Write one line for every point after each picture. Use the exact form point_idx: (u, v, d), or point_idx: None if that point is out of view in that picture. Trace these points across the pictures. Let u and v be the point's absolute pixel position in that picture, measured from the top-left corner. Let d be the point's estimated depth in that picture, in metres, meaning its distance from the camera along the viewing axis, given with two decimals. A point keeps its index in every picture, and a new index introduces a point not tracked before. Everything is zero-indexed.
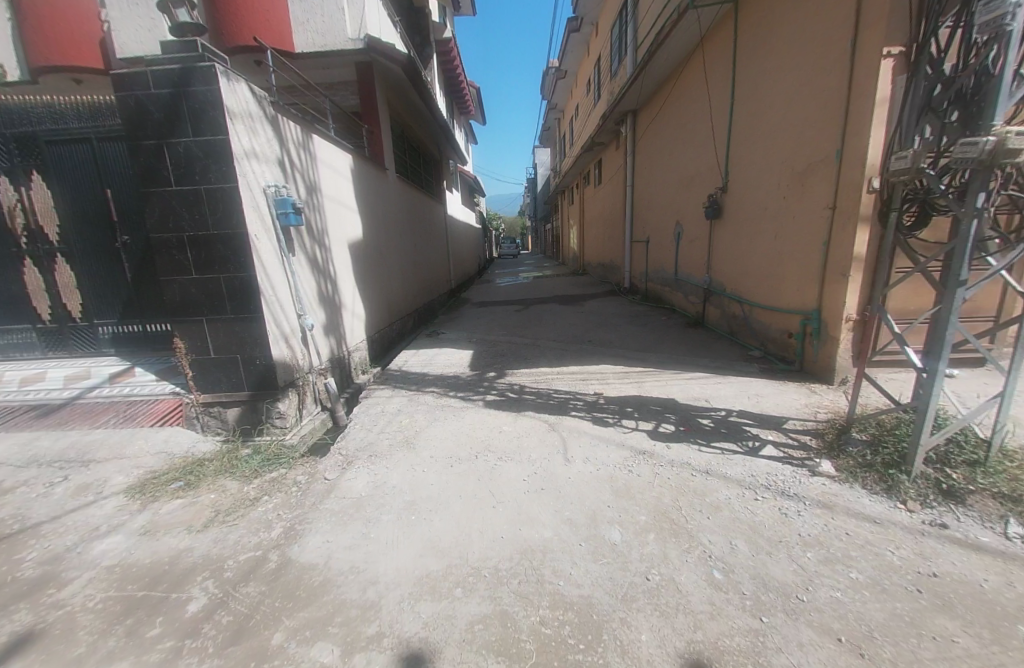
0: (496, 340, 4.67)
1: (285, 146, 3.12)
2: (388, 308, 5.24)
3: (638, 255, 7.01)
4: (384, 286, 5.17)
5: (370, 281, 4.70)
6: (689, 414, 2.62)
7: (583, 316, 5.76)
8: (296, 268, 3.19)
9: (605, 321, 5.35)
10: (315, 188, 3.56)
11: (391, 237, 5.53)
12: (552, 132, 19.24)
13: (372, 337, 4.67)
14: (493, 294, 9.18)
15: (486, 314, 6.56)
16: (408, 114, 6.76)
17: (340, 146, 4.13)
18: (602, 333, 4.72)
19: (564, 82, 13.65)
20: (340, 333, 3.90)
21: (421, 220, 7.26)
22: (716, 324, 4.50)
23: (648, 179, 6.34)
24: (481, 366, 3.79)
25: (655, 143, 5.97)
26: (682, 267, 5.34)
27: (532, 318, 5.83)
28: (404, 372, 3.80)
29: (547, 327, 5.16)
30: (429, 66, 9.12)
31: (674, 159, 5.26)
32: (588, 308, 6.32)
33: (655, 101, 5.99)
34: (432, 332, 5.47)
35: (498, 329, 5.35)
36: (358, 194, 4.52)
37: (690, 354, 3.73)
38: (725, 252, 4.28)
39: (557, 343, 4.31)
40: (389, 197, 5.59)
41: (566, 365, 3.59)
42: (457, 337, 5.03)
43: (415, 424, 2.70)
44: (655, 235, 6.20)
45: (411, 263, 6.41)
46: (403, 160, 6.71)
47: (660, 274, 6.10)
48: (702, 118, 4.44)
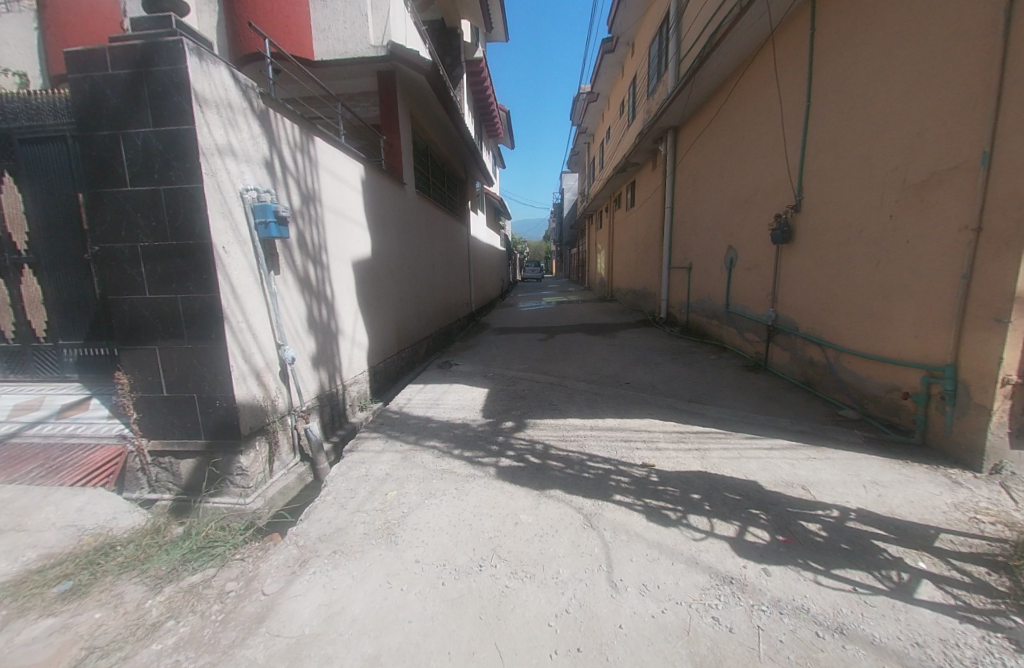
0: (516, 378, 4.00)
1: (275, 147, 2.67)
2: (397, 334, 4.71)
3: (678, 283, 6.28)
4: (395, 310, 4.65)
5: (377, 305, 4.18)
6: (786, 513, 1.83)
7: (616, 350, 5.03)
8: (279, 288, 2.69)
9: (643, 358, 4.59)
10: (314, 198, 3.09)
11: (406, 257, 5.06)
12: (580, 157, 19.09)
13: (376, 368, 4.11)
14: (515, 320, 8.57)
15: (506, 343, 5.93)
16: (433, 130, 6.47)
17: (350, 155, 3.71)
18: (642, 374, 3.97)
19: (595, 106, 13.40)
20: (335, 365, 3.34)
21: (441, 240, 6.83)
22: (784, 370, 3.68)
23: (693, 200, 5.68)
24: (496, 412, 3.12)
25: (702, 160, 5.34)
26: (736, 299, 4.57)
27: (558, 351, 5.15)
28: (404, 415, 3.16)
29: (576, 363, 4.46)
30: (459, 85, 9.01)
31: (727, 176, 4.60)
32: (622, 341, 5.59)
33: (702, 115, 5.42)
34: (445, 362, 4.86)
35: (518, 362, 4.69)
36: (370, 208, 4.07)
37: (761, 412, 2.93)
38: (797, 283, 3.52)
39: (587, 386, 3.60)
40: (406, 214, 5.15)
41: (601, 419, 2.87)
42: (471, 371, 4.39)
43: (404, 499, 2.04)
44: (700, 262, 5.49)
45: (428, 285, 5.93)
46: (424, 175, 6.36)
47: (707, 306, 5.32)
48: (768, 125, 3.79)
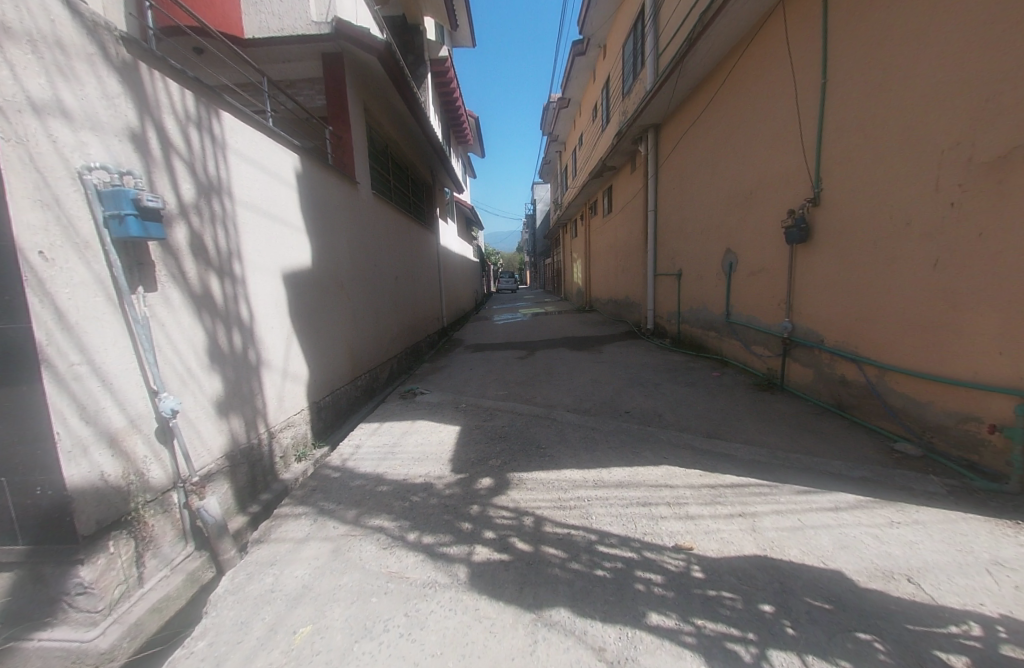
0: (494, 409, 3.27)
1: (149, 115, 1.90)
2: (349, 359, 3.91)
3: (665, 291, 5.79)
4: (345, 331, 3.87)
5: (320, 326, 3.40)
6: (910, 639, 1.20)
7: (607, 369, 4.41)
8: (158, 312, 1.89)
9: (641, 378, 3.97)
10: (220, 190, 2.33)
11: (359, 267, 4.30)
12: (552, 166, 18.84)
13: (320, 404, 3.32)
14: (491, 334, 7.88)
15: (480, 363, 5.19)
16: (392, 125, 5.82)
17: (279, 141, 2.96)
18: (644, 400, 3.34)
19: (566, 113, 13.13)
20: (256, 408, 2.54)
21: (405, 248, 6.09)
22: (808, 391, 3.15)
23: (680, 202, 5.24)
24: (469, 463, 2.39)
25: (691, 158, 4.91)
26: (736, 308, 4.08)
27: (541, 372, 4.47)
28: (343, 472, 2.37)
29: (564, 388, 3.79)
30: (424, 86, 8.44)
31: (723, 172, 4.15)
32: (612, 357, 4.98)
33: (689, 111, 5.00)
34: (408, 390, 4.08)
35: (496, 388, 3.96)
36: (308, 208, 3.32)
37: (803, 451, 2.33)
38: (819, 289, 3.03)
39: (582, 419, 2.93)
40: (360, 217, 4.41)
41: (606, 470, 2.20)
42: (439, 401, 3.62)
43: (321, 642, 1.27)
44: (691, 268, 5.01)
45: (388, 299, 5.17)
46: (383, 176, 5.67)
47: (701, 316, 4.82)
48: (776, 110, 3.34)
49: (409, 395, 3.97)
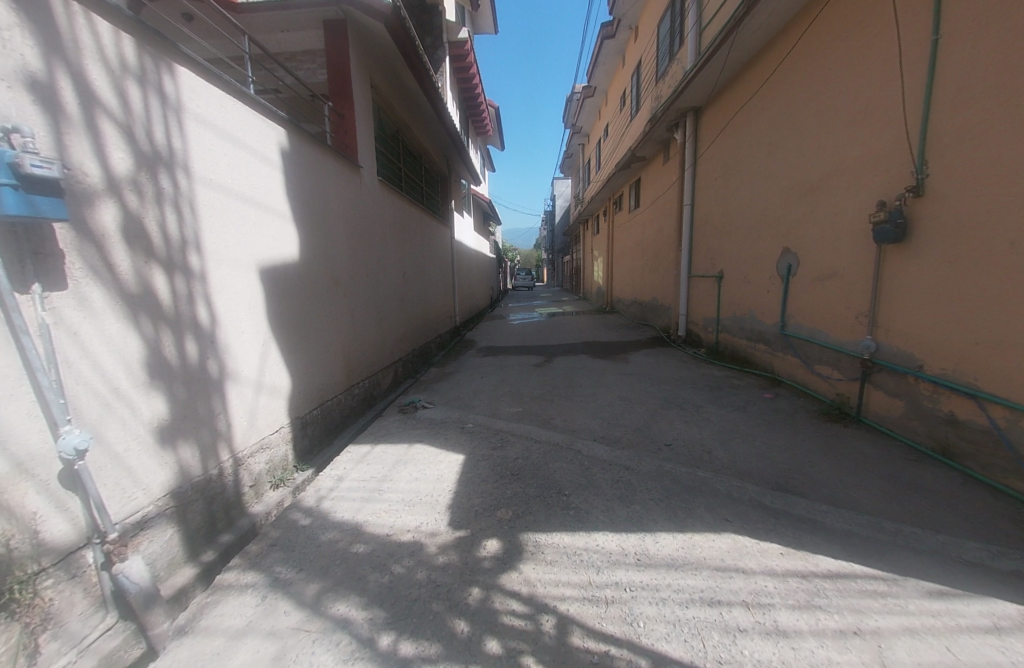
0: (505, 433, 2.75)
1: (61, 58, 1.44)
2: (343, 366, 3.46)
3: (701, 295, 5.16)
4: (339, 334, 3.42)
5: (306, 329, 2.94)
6: None
7: (636, 383, 3.84)
8: (67, 318, 1.45)
9: (678, 398, 3.39)
10: (170, 163, 1.88)
11: (358, 261, 3.83)
12: (574, 160, 18.08)
13: (305, 420, 2.88)
14: (505, 336, 7.36)
15: (492, 370, 4.67)
16: (403, 107, 5.33)
17: (260, 112, 2.51)
18: (687, 430, 2.76)
19: (591, 103, 12.41)
20: (216, 431, 2.10)
21: (414, 242, 5.61)
22: (897, 429, 2.51)
23: (724, 194, 4.60)
24: (471, 513, 1.87)
25: (740, 145, 4.27)
26: (794, 318, 3.45)
27: (561, 384, 3.92)
28: (314, 521, 1.88)
29: (588, 407, 3.23)
30: (441, 70, 7.92)
31: (784, 158, 3.52)
32: (641, 368, 4.39)
33: (737, 90, 4.35)
34: (409, 401, 3.56)
35: (508, 402, 3.43)
36: (296, 192, 2.86)
37: (919, 521, 1.73)
38: (914, 300, 2.40)
39: (614, 455, 2.37)
40: (362, 205, 3.94)
41: (652, 539, 1.65)
42: (441, 418, 3.11)
43: None
44: (735, 269, 4.37)
45: (393, 296, 4.68)
46: (391, 162, 5.19)
47: (746, 325, 4.18)
48: (863, 77, 2.69)
49: (410, 408, 3.44)
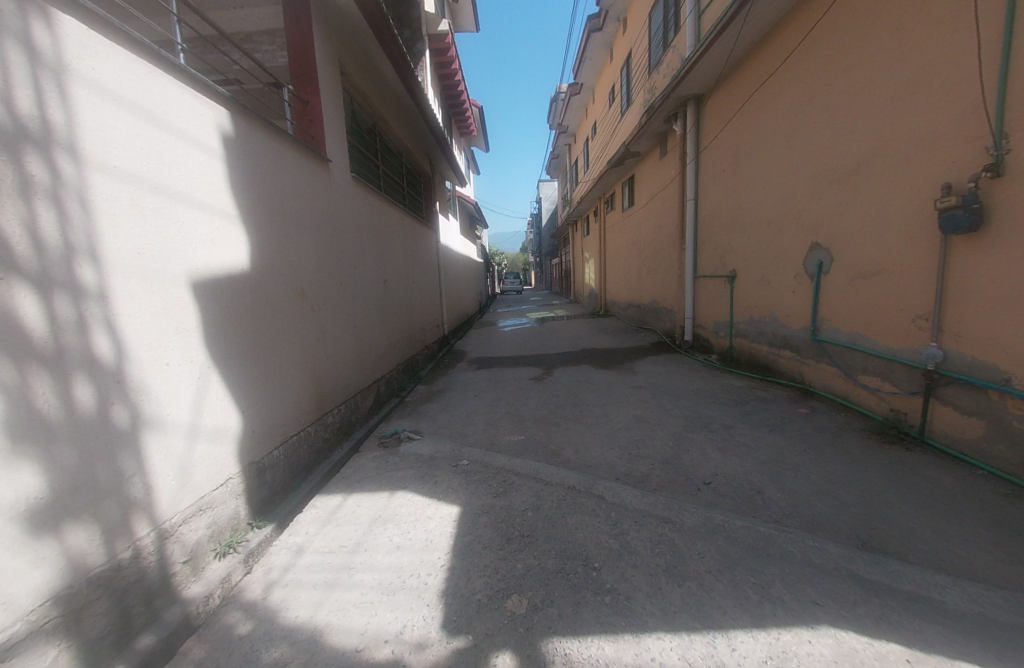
0: (508, 473, 2.26)
1: None
2: (311, 392, 2.94)
3: (709, 297, 4.76)
4: (306, 355, 2.89)
5: (262, 353, 2.41)
6: None
7: (651, 399, 3.40)
8: None
9: (703, 418, 2.95)
10: (41, 140, 1.35)
11: (328, 269, 3.31)
12: (560, 160, 17.74)
13: (263, 465, 2.35)
14: (498, 345, 6.87)
15: (486, 386, 4.18)
16: (379, 98, 4.85)
17: (189, 87, 1.99)
18: (724, 462, 2.32)
19: (577, 101, 12.09)
20: (130, 500, 1.56)
21: (396, 246, 5.10)
22: (980, 456, 2.13)
23: (735, 187, 4.22)
24: (473, 606, 1.38)
25: (754, 133, 3.89)
26: (832, 323, 3.06)
27: (565, 402, 3.45)
28: (256, 627, 1.36)
29: (602, 432, 2.76)
30: (421, 64, 7.44)
31: (814, 143, 3.13)
32: (651, 380, 3.96)
33: (749, 73, 3.99)
34: (392, 430, 3.02)
35: (508, 429, 2.94)
36: (243, 187, 2.34)
37: None
38: (1000, 300, 2.00)
39: (646, 502, 1.92)
40: (330, 204, 3.42)
41: (728, 647, 1.19)
42: (430, 452, 2.60)
43: None
44: (751, 268, 3.98)
45: (372, 307, 4.17)
46: (367, 158, 4.69)
47: (766, 330, 3.80)
48: (924, 40, 2.30)
49: (393, 439, 2.89)
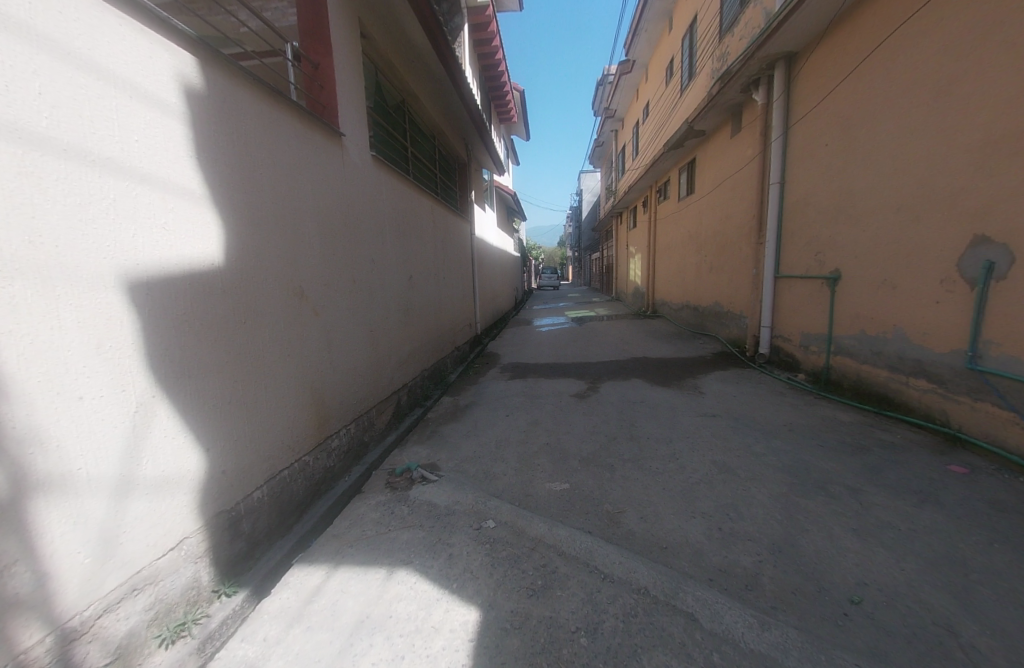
0: (546, 553, 1.63)
1: None
2: (308, 413, 2.44)
3: (797, 303, 3.85)
4: (302, 370, 2.40)
5: (238, 370, 1.93)
6: None
7: (731, 438, 2.63)
8: None
9: (814, 474, 2.16)
10: None
11: (336, 265, 2.79)
12: (606, 148, 16.56)
13: (235, 514, 1.89)
14: (535, 349, 6.23)
15: (521, 403, 3.55)
16: (408, 72, 4.29)
17: (130, 19, 1.50)
18: (871, 558, 1.55)
19: (627, 82, 11.06)
20: (6, 602, 1.09)
21: (424, 238, 4.55)
22: None
23: (841, 165, 3.28)
24: None
25: (880, 91, 2.94)
26: (1004, 349, 2.15)
27: (619, 434, 2.75)
28: None
29: (673, 489, 2.06)
30: (458, 41, 6.86)
31: (991, 94, 2.21)
32: (726, 408, 3.17)
33: (871, 12, 3.04)
34: (405, 465, 2.42)
35: (547, 472, 2.30)
36: (212, 162, 1.84)
37: None
38: None
39: (769, 643, 1.20)
40: (340, 189, 2.90)
41: None
42: (446, 505, 2.01)
43: None
44: (864, 269, 3.07)
45: (393, 308, 3.64)
46: (394, 141, 4.16)
47: (885, 351, 2.88)
48: None
49: (403, 479, 2.29)
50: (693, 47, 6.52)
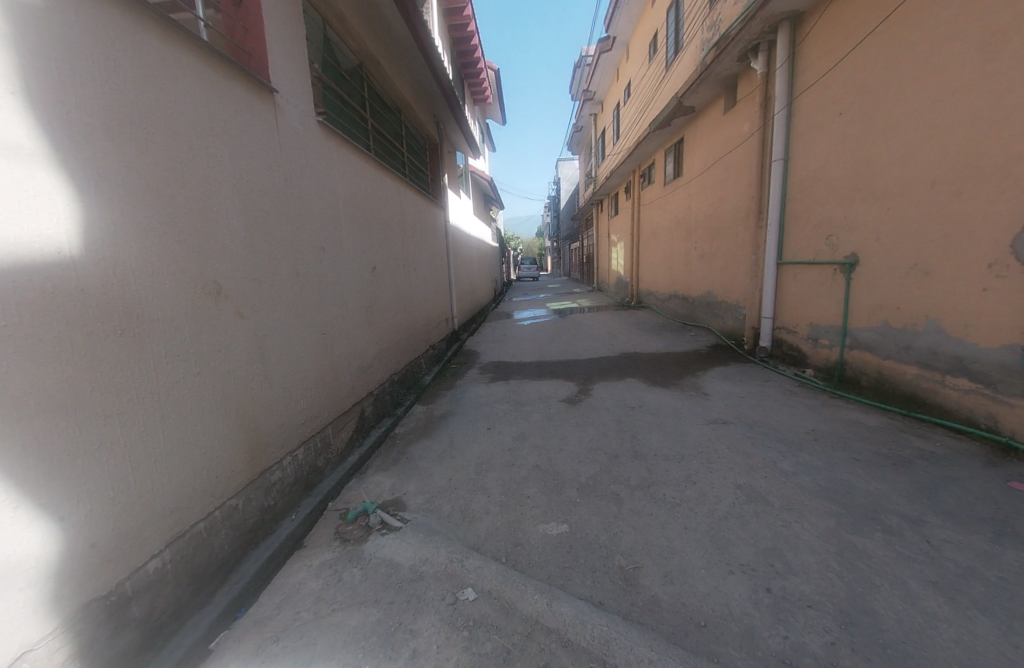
0: (547, 641, 1.20)
1: None
2: (232, 448, 1.86)
3: (803, 292, 3.54)
4: (222, 392, 1.81)
5: (119, 403, 1.38)
6: None
7: (751, 452, 2.25)
8: None
9: (860, 502, 1.81)
10: None
11: (269, 252, 2.18)
12: (584, 133, 16.08)
13: (120, 599, 1.36)
14: (516, 345, 5.77)
15: (504, 411, 3.08)
16: (367, 31, 3.64)
17: None
18: (972, 629, 1.19)
19: (608, 62, 10.55)
20: None
21: (388, 224, 3.97)
22: None
23: (863, 136, 2.91)
24: None
25: (910, 46, 2.56)
26: None
27: (621, 450, 2.33)
28: None
29: (698, 529, 1.65)
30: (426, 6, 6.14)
31: None
32: (736, 412, 2.80)
33: None
34: (360, 507, 1.91)
35: (540, 507, 1.86)
36: (56, 94, 1.23)
37: None
38: None
39: None
40: (274, 155, 2.27)
41: None
42: (410, 566, 1.53)
43: None
44: (890, 253, 2.74)
45: (352, 305, 3.08)
46: (352, 112, 3.54)
47: (916, 345, 2.60)
48: None
49: (357, 527, 1.80)
50: (679, 17, 6.05)
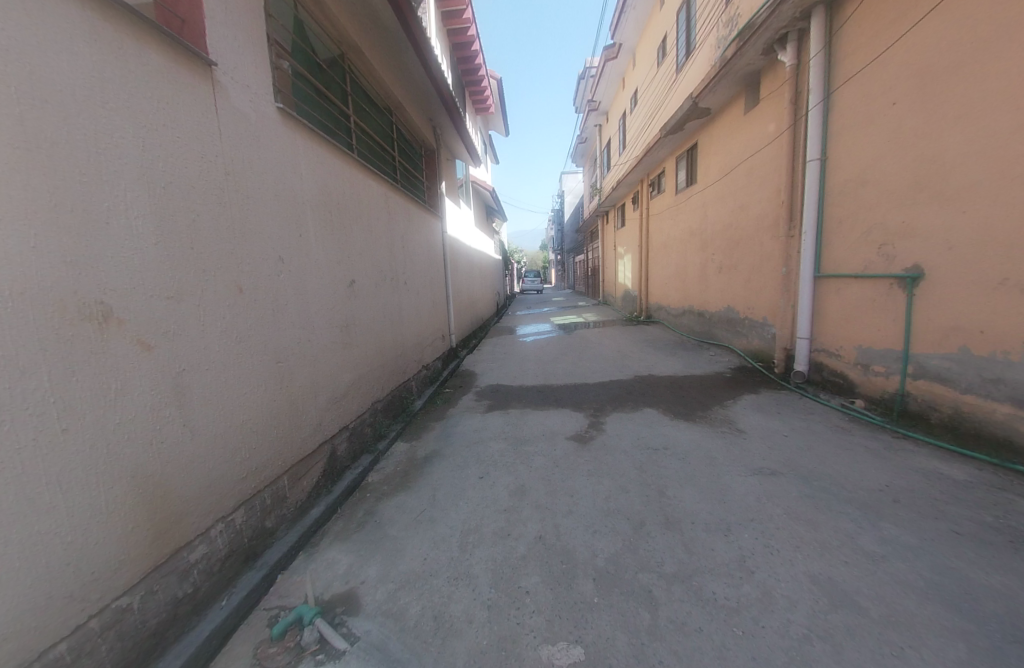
0: None
1: None
2: (119, 531, 1.36)
3: (847, 310, 3.04)
4: (108, 453, 1.34)
5: None
6: None
7: (819, 523, 1.73)
8: None
9: (994, 613, 1.28)
10: None
11: (195, 264, 1.70)
12: (589, 145, 15.85)
13: None
14: (518, 366, 5.26)
15: (500, 453, 2.56)
16: (350, 19, 3.28)
17: None
18: None
19: (613, 71, 10.31)
20: None
21: (371, 233, 3.53)
22: None
23: (924, 128, 2.46)
24: None
25: (988, 18, 2.12)
26: None
27: (647, 515, 1.81)
28: None
29: (772, 663, 1.13)
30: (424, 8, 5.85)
31: None
32: (784, 458, 2.26)
33: None
34: (296, 612, 1.36)
35: (540, 612, 1.34)
36: None
37: None
38: None
39: None
40: (211, 144, 1.82)
41: None
42: None
43: None
44: (971, 264, 2.24)
45: (319, 326, 2.61)
46: (329, 107, 3.14)
47: (1008, 377, 2.09)
48: None
49: (286, 649, 1.26)
50: (690, 17, 5.73)
